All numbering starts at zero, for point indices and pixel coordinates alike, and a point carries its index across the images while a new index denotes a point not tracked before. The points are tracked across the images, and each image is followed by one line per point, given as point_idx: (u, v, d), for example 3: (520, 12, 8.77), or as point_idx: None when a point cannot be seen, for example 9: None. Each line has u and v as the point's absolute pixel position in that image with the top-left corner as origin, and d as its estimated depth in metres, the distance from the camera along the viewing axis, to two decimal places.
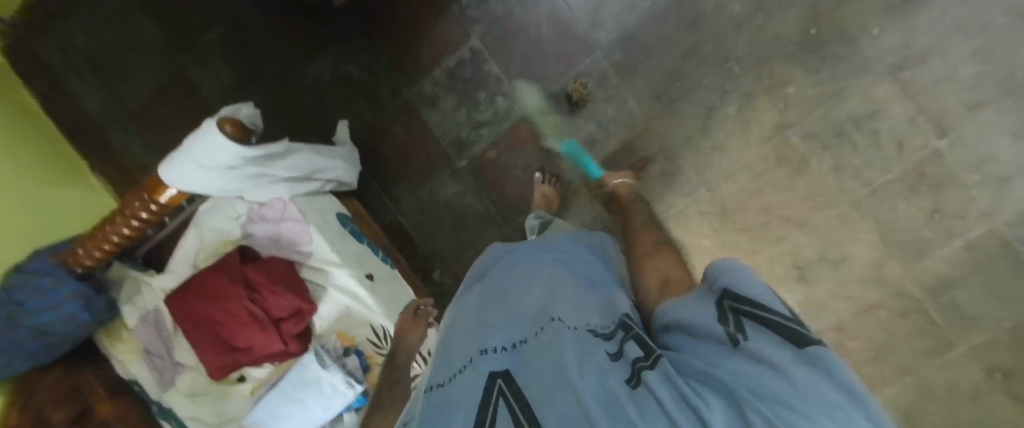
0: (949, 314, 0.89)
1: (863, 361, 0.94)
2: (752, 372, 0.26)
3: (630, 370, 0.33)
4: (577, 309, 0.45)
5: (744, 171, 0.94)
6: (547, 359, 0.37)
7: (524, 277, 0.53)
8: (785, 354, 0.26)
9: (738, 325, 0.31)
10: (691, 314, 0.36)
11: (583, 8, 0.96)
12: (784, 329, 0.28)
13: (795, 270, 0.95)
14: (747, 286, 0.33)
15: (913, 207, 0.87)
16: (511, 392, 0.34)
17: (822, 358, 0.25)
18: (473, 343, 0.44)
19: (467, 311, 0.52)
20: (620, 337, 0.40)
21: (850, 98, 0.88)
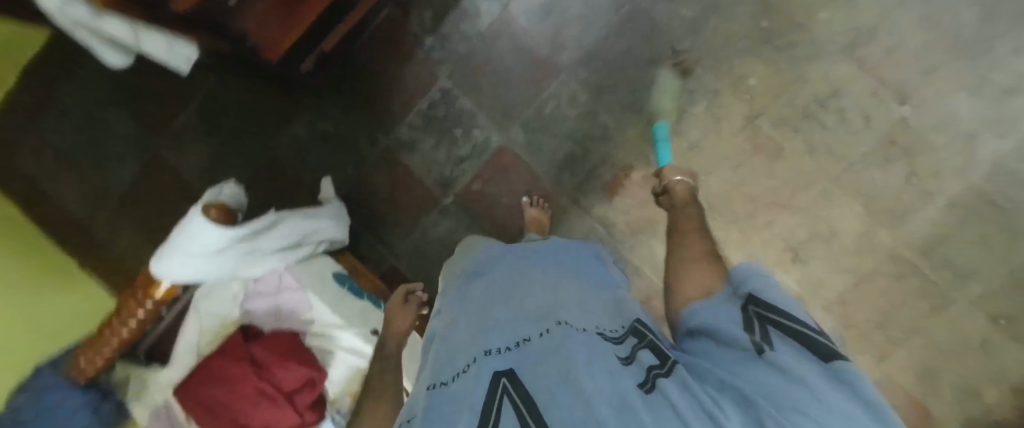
0: (947, 272, 0.90)
1: (875, 332, 0.94)
2: (776, 381, 0.26)
3: (645, 375, 0.33)
4: (585, 314, 0.45)
5: (723, 165, 0.96)
6: (552, 359, 0.36)
7: (528, 280, 0.54)
8: (814, 371, 0.26)
9: (762, 333, 0.30)
10: (711, 315, 0.35)
11: (543, 35, 0.99)
12: (808, 342, 0.28)
13: (790, 252, 0.95)
14: (770, 293, 0.33)
15: (891, 175, 0.90)
16: (515, 392, 0.34)
17: (849, 376, 0.25)
18: (478, 343, 0.44)
19: (469, 313, 0.52)
20: (632, 343, 0.41)
21: (811, 81, 0.91)
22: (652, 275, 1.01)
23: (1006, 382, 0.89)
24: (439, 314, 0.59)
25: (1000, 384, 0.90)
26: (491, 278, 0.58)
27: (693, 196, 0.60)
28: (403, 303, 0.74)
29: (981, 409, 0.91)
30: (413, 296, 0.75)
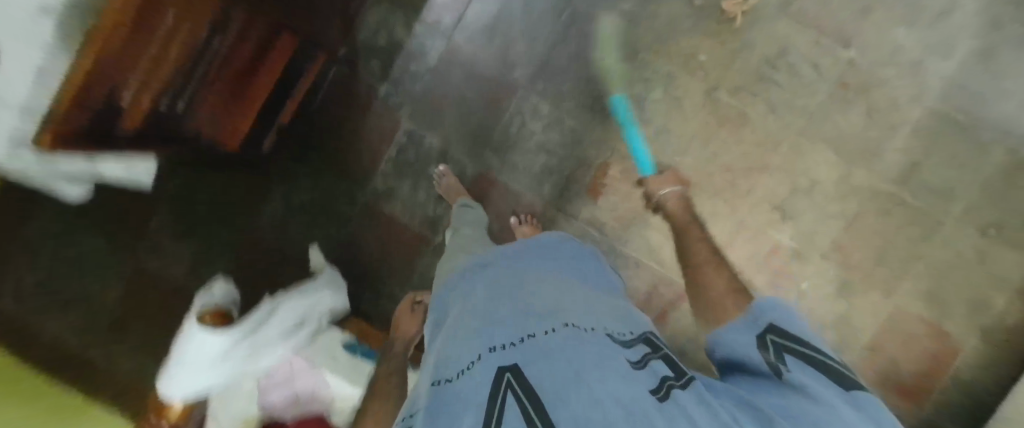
0: (929, 195, 0.92)
1: (879, 269, 0.95)
2: (802, 401, 0.27)
3: (659, 384, 0.31)
4: (594, 315, 0.43)
5: (694, 142, 0.97)
6: (558, 359, 0.34)
7: (533, 278, 0.52)
8: (841, 396, 0.27)
9: (781, 359, 0.32)
10: (734, 345, 0.37)
11: (493, 58, 1.00)
12: (829, 370, 0.31)
13: (777, 211, 0.96)
14: (788, 323, 0.36)
15: (852, 116, 0.92)
16: (519, 387, 0.32)
17: (872, 408, 0.27)
18: (482, 339, 0.42)
19: (471, 308, 0.50)
20: (645, 351, 0.39)
21: (756, 45, 0.94)
22: (651, 264, 1.02)
23: (1007, 286, 0.92)
24: (442, 318, 0.57)
25: (1003, 289, 0.93)
26: (493, 272, 0.56)
27: (684, 207, 0.73)
28: (412, 309, 0.85)
29: (992, 318, 0.94)
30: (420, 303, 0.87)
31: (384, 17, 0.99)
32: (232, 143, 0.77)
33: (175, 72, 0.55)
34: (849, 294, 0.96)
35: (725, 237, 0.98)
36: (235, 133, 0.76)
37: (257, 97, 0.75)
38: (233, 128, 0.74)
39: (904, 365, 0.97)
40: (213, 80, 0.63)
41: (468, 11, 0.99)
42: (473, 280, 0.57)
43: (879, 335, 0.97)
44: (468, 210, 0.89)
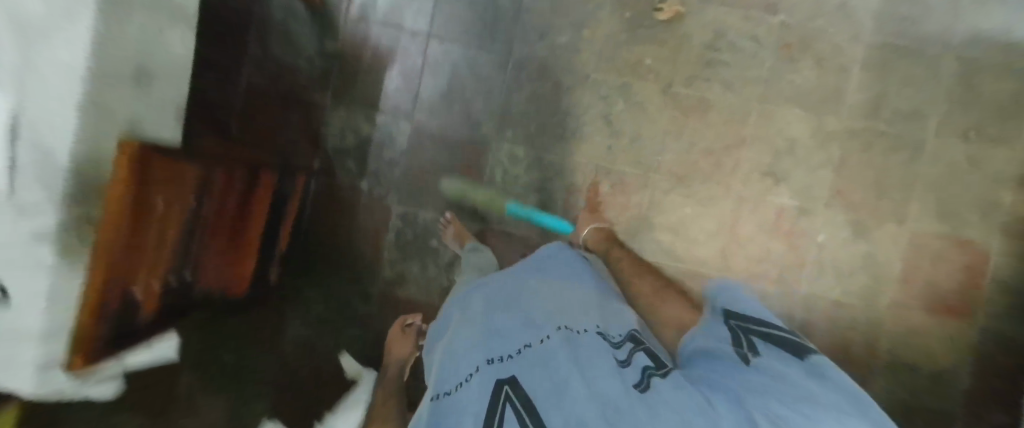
0: (901, 119, 0.96)
1: (884, 200, 0.97)
2: (772, 378, 0.35)
3: (641, 376, 0.38)
4: (585, 318, 0.50)
5: (669, 140, 1.01)
6: (548, 367, 0.41)
7: (529, 290, 0.57)
8: (797, 362, 0.37)
9: (748, 339, 0.42)
10: (706, 332, 0.46)
11: (459, 122, 1.03)
12: (786, 343, 0.41)
13: (770, 177, 0.98)
14: (746, 309, 0.47)
15: (804, 71, 0.97)
16: (517, 398, 0.39)
17: (823, 368, 0.37)
18: (482, 348, 0.48)
19: (472, 318, 0.55)
20: (630, 346, 0.45)
21: (694, 36, 0.99)
22: (671, 265, 1.02)
23: (1002, 179, 0.96)
24: (446, 326, 0.63)
25: (999, 184, 0.96)
26: (493, 287, 0.61)
27: (602, 238, 0.88)
28: (403, 332, 0.93)
29: (999, 213, 0.97)
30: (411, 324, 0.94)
31: (346, 116, 1.02)
32: (241, 288, 0.77)
33: (177, 247, 0.57)
34: (866, 233, 0.98)
35: (730, 217, 1.00)
36: (242, 279, 0.76)
37: (251, 239, 0.76)
38: (238, 276, 0.75)
39: (940, 282, 0.98)
40: (210, 242, 0.64)
41: (422, 88, 1.03)
42: (474, 293, 0.63)
43: (908, 262, 0.98)
44: (476, 252, 0.88)
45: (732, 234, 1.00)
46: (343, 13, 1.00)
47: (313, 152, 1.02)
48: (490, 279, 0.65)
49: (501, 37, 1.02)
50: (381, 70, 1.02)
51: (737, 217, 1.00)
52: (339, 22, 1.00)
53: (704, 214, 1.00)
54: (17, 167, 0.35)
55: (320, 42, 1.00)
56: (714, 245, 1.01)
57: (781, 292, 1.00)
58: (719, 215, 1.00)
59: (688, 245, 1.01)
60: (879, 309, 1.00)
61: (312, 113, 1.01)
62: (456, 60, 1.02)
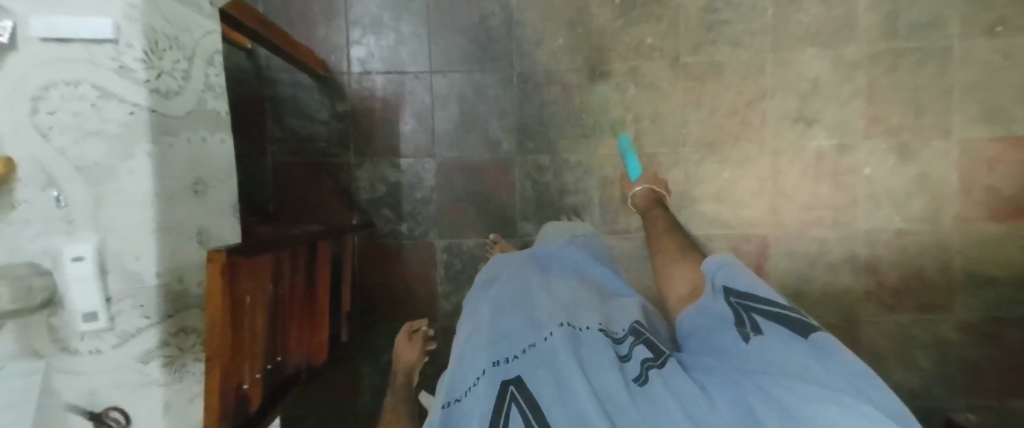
0: (922, 31, 0.94)
1: (921, 116, 0.95)
2: (774, 361, 0.37)
3: (640, 369, 0.42)
4: (586, 315, 0.51)
5: (689, 111, 1.00)
6: (550, 366, 0.42)
7: (534, 290, 0.58)
8: (799, 340, 0.38)
9: (751, 320, 0.43)
10: (711, 312, 0.48)
11: (477, 147, 1.04)
12: (788, 319, 0.41)
13: (800, 122, 0.98)
14: (744, 285, 0.47)
15: (808, 11, 0.96)
16: (523, 397, 0.40)
17: (825, 344, 0.37)
18: (486, 351, 0.47)
19: (480, 322, 0.54)
20: (631, 340, 0.48)
21: (690, 5, 0.98)
22: (721, 232, 1.01)
23: None
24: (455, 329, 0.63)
25: None
26: (501, 287, 0.61)
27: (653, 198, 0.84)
28: (409, 340, 0.88)
29: None
30: (418, 331, 0.89)
31: (371, 170, 1.04)
32: (320, 356, 0.78)
33: (267, 340, 0.59)
34: (914, 154, 0.96)
35: (770, 170, 0.99)
36: (318, 345, 0.77)
37: (322, 307, 0.78)
38: (316, 345, 0.76)
39: (1006, 184, 0.95)
40: (289, 322, 0.66)
41: (435, 123, 1.04)
42: (484, 292, 0.63)
43: (965, 171, 0.95)
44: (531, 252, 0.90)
45: (775, 188, 0.99)
46: (345, 73, 1.03)
47: (349, 212, 1.04)
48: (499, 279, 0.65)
49: (498, 54, 1.02)
50: (393, 116, 1.04)
51: (775, 169, 0.99)
52: (343, 81, 1.03)
53: (742, 174, 0.99)
54: (111, 296, 0.51)
55: (330, 106, 1.04)
56: (761, 202, 0.99)
57: (840, 232, 0.98)
58: (757, 171, 0.99)
59: (734, 208, 1.00)
60: (945, 226, 0.97)
61: (340, 177, 1.04)
62: (461, 87, 1.03)
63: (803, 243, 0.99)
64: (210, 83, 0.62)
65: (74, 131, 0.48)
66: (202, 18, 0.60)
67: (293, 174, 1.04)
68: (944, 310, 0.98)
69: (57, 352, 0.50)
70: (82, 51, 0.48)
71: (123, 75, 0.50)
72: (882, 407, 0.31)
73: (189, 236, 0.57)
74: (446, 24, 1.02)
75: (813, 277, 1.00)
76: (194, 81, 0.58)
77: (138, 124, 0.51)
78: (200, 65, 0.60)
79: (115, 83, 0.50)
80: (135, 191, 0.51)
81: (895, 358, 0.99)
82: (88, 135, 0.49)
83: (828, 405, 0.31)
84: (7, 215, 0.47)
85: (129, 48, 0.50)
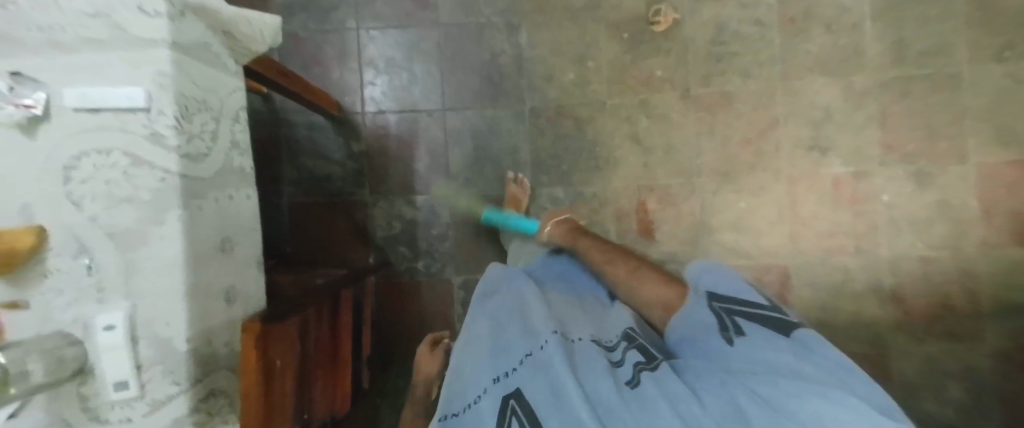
0: (929, 57, 0.95)
1: (934, 141, 0.96)
2: (764, 356, 0.46)
3: (633, 373, 0.49)
4: (578, 328, 0.60)
5: (703, 141, 1.01)
6: (547, 374, 0.49)
7: (529, 306, 0.65)
8: (783, 338, 0.48)
9: (734, 322, 0.53)
10: (695, 317, 0.58)
11: (493, 182, 1.05)
12: (770, 320, 0.51)
13: (814, 150, 0.98)
14: (728, 293, 0.58)
15: (816, 40, 0.97)
16: (521, 409, 0.47)
17: (801, 340, 0.47)
18: (489, 368, 0.55)
19: (480, 338, 0.61)
20: (623, 347, 0.56)
21: (698, 37, 1.00)
22: (741, 262, 1.00)
23: None
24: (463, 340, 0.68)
25: None
26: (500, 304, 0.68)
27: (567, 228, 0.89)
28: (431, 351, 0.82)
29: None
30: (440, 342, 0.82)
31: (387, 208, 1.05)
32: (344, 406, 0.77)
33: (295, 401, 0.58)
34: (931, 180, 0.96)
35: (788, 199, 0.99)
36: (341, 399, 0.76)
37: (345, 356, 0.77)
38: (339, 398, 0.75)
39: None
40: (316, 375, 0.65)
41: (450, 160, 1.05)
42: (482, 303, 0.70)
43: (983, 195, 0.95)
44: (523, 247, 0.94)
45: (793, 216, 0.99)
46: (360, 113, 1.05)
47: (366, 250, 1.04)
48: (497, 292, 0.71)
49: (511, 90, 1.04)
50: (407, 154, 1.05)
51: (792, 197, 0.99)
52: (359, 122, 1.05)
53: (759, 203, 0.99)
54: (141, 363, 0.50)
55: (345, 146, 1.05)
56: (779, 231, 0.99)
57: (861, 260, 0.98)
58: (774, 199, 0.99)
59: (752, 237, 1.00)
60: (967, 250, 0.96)
61: (356, 215, 1.05)
62: (474, 124, 1.04)
63: (824, 271, 0.99)
64: (236, 140, 0.62)
65: (107, 199, 0.50)
66: (227, 77, 0.61)
67: (310, 214, 1.05)
68: (973, 337, 0.97)
69: (87, 420, 0.50)
70: (115, 120, 0.50)
71: (156, 142, 0.50)
72: (854, 389, 0.40)
73: (217, 297, 0.57)
74: (457, 62, 1.04)
75: (837, 306, 0.99)
76: (221, 140, 0.59)
77: (169, 191, 0.51)
78: (227, 123, 0.60)
79: (146, 149, 0.50)
80: (165, 257, 0.51)
81: (925, 388, 0.98)
82: (120, 202, 0.50)
83: (816, 396, 0.38)
84: (38, 287, 0.50)
85: (162, 115, 0.50)
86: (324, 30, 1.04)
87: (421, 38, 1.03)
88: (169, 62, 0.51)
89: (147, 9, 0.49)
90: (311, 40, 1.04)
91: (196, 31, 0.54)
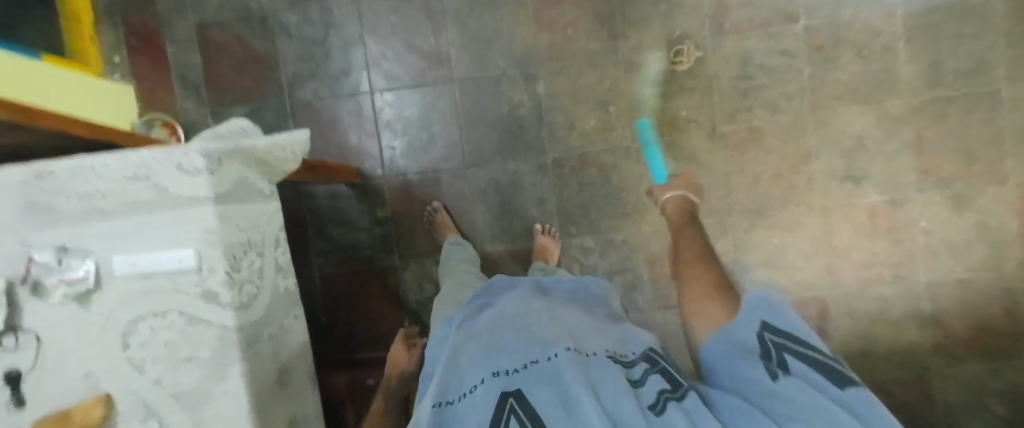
0: (967, 77, 0.91)
1: (973, 163, 0.93)
2: (809, 397, 0.36)
3: (657, 397, 0.41)
4: (594, 342, 0.50)
5: (732, 179, 0.98)
6: (552, 385, 0.41)
7: (539, 313, 0.57)
8: (834, 388, 0.37)
9: (779, 358, 0.42)
10: (736, 337, 0.47)
11: (520, 235, 1.03)
12: (824, 366, 0.40)
13: (848, 181, 0.96)
14: (788, 326, 0.45)
15: (845, 67, 0.94)
16: (523, 410, 0.39)
17: (860, 397, 0.36)
18: (485, 363, 0.47)
19: (479, 333, 0.54)
20: (644, 367, 0.48)
21: (722, 72, 0.97)
22: None
23: None
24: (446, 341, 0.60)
25: None
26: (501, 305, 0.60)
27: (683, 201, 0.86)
28: (408, 347, 0.87)
29: None
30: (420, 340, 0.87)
31: (418, 270, 1.04)
32: None
33: None
34: (969, 202, 0.93)
35: (823, 232, 0.97)
36: None
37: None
38: None
39: None
40: None
41: (476, 217, 1.03)
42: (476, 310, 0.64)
43: None
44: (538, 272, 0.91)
45: (830, 249, 0.97)
46: (380, 177, 1.03)
47: (400, 315, 1.04)
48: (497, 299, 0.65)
49: (531, 141, 1.01)
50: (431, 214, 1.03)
51: (827, 230, 0.97)
52: (380, 186, 1.03)
53: (793, 237, 0.98)
54: None
55: (370, 213, 1.04)
56: (815, 264, 0.98)
57: (900, 288, 0.97)
58: (808, 233, 0.97)
59: (788, 271, 0.99)
60: (1009, 270, 0.94)
61: (387, 280, 1.04)
62: (497, 178, 1.03)
63: (863, 301, 0.98)
64: (279, 264, 0.62)
65: (167, 360, 0.50)
66: (264, 201, 0.60)
67: (341, 282, 1.04)
68: (1014, 356, 0.96)
69: None
70: (167, 281, 0.49)
71: (210, 301, 0.50)
72: None
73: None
74: (474, 118, 1.02)
75: (876, 336, 0.99)
76: (267, 270, 0.59)
77: (229, 346, 0.50)
78: (269, 250, 0.60)
79: (202, 308, 0.50)
80: (232, 411, 0.51)
81: (968, 409, 0.97)
82: (182, 362, 0.50)
83: None
84: None
85: (213, 273, 0.49)
86: (338, 96, 1.02)
87: (436, 97, 1.02)
88: (215, 217, 0.49)
89: (187, 168, 0.48)
90: (326, 107, 1.03)
91: (233, 169, 0.53)
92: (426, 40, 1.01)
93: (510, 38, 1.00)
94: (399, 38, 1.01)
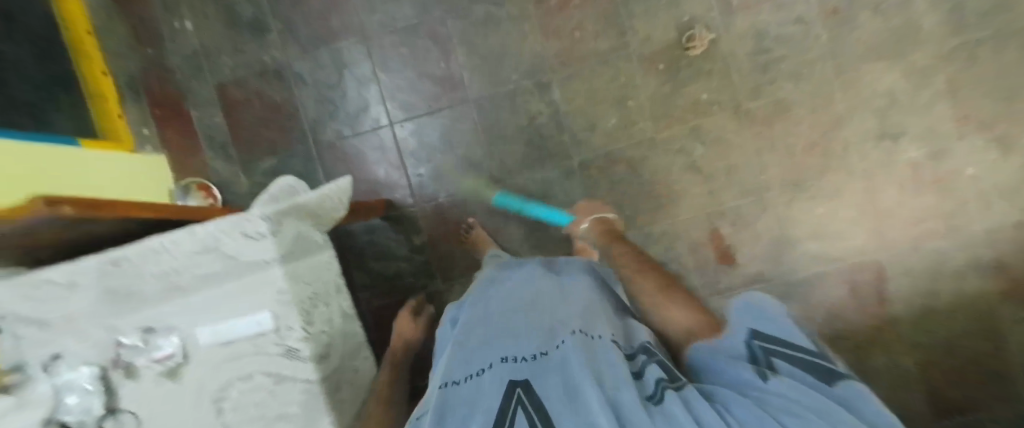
0: (993, 16, 0.89)
1: (1014, 102, 0.90)
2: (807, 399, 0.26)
3: (655, 386, 0.32)
4: (602, 324, 0.42)
5: (764, 155, 0.97)
6: (558, 376, 0.33)
7: (547, 298, 0.49)
8: (822, 387, 0.28)
9: (766, 362, 0.32)
10: (721, 345, 0.37)
11: (558, 242, 1.03)
12: (814, 366, 0.30)
13: (885, 139, 0.93)
14: (775, 325, 0.35)
15: (863, 26, 0.92)
16: (529, 402, 0.31)
17: (860, 400, 0.26)
18: (495, 351, 0.40)
19: (490, 319, 0.48)
20: (643, 359, 0.38)
21: (738, 50, 0.95)
22: (829, 267, 0.98)
23: None
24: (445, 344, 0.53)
25: None
26: (511, 291, 0.54)
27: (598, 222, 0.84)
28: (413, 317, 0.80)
29: None
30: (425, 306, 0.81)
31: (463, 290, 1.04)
32: None
33: None
34: (1016, 143, 0.90)
35: (866, 195, 0.95)
36: None
37: None
38: None
39: None
40: None
41: (511, 230, 1.04)
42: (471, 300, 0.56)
43: None
44: None
45: (876, 211, 0.95)
46: (411, 205, 1.05)
47: None
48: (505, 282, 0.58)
49: (555, 148, 1.01)
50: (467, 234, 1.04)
51: (870, 191, 0.95)
52: (414, 214, 1.05)
53: (835, 204, 0.96)
54: None
55: (408, 241, 1.05)
56: (863, 228, 0.96)
57: (955, 239, 0.94)
58: (851, 197, 0.95)
59: (835, 239, 0.97)
60: None
61: (434, 305, 1.05)
62: (526, 190, 1.03)
63: (919, 258, 0.95)
64: (344, 309, 0.63)
65: (260, 419, 0.53)
66: (319, 251, 0.61)
67: (391, 313, 1.06)
68: None
69: None
70: (250, 345, 0.51)
71: (291, 357, 0.51)
72: None
73: None
74: (495, 133, 1.02)
75: (938, 292, 0.96)
76: (335, 318, 0.60)
77: (314, 398, 0.52)
78: (334, 299, 0.61)
79: (286, 365, 0.51)
80: None
81: None
82: (274, 420, 0.53)
83: None
84: None
85: (290, 330, 0.51)
86: (359, 133, 1.04)
87: (455, 119, 1.03)
88: (283, 278, 0.50)
89: (251, 232, 0.48)
90: (350, 146, 1.05)
91: (290, 226, 0.53)
92: (437, 65, 1.02)
93: (519, 50, 1.00)
94: (410, 68, 1.03)
